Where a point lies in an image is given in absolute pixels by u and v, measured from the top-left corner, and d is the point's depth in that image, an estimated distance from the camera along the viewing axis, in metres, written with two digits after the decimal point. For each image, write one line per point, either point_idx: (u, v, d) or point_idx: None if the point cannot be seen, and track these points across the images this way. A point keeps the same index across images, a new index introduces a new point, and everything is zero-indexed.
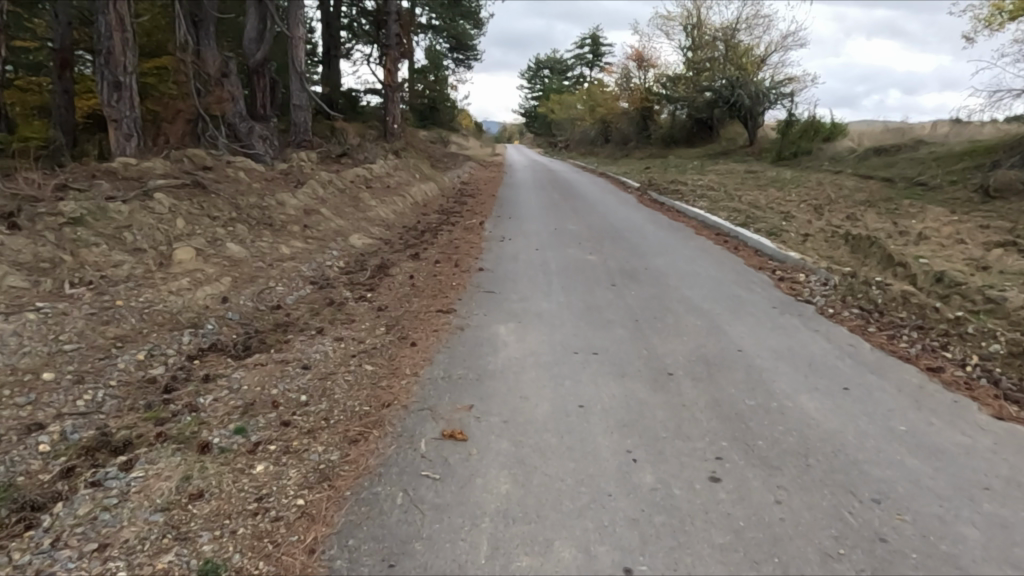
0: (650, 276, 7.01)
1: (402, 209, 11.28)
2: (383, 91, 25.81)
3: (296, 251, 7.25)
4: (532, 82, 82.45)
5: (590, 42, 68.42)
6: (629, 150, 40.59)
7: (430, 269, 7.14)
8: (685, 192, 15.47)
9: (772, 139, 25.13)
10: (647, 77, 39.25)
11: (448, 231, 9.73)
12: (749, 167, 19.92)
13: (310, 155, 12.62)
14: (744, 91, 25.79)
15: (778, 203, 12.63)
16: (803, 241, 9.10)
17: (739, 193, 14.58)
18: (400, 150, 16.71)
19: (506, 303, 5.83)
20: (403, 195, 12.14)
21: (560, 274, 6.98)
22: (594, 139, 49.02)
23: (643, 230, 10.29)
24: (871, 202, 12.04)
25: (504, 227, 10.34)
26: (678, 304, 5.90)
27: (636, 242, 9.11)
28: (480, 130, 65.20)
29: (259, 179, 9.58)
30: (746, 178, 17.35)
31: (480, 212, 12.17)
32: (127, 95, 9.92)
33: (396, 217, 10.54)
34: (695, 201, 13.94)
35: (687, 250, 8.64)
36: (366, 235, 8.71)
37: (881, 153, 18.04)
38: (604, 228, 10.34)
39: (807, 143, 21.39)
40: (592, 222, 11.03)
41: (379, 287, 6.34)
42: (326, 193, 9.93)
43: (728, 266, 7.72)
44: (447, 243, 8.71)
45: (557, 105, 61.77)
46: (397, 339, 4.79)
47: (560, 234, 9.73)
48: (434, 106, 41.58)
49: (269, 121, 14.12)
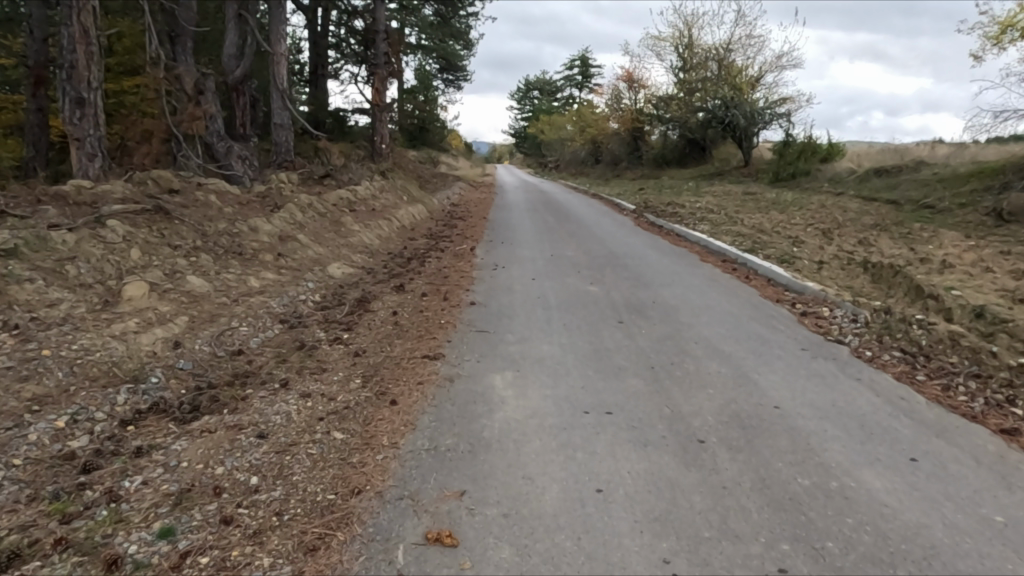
0: (659, 311, 6.33)
1: (387, 234, 10.60)
2: (371, 111, 25.24)
3: (267, 283, 6.53)
4: (521, 103, 82.52)
5: (580, 63, 68.57)
6: (620, 170, 40.23)
7: (415, 303, 6.43)
8: (683, 214, 14.90)
9: (767, 160, 24.74)
10: (638, 98, 38.97)
11: (436, 259, 9.03)
12: (746, 188, 19.39)
13: (291, 176, 11.94)
14: (739, 112, 25.38)
15: (783, 227, 12.06)
16: (818, 269, 8.47)
17: (740, 216, 14.01)
18: (387, 171, 16.06)
19: (501, 345, 5.12)
20: (389, 219, 11.46)
21: (560, 309, 6.29)
22: (584, 160, 48.67)
23: (644, 257, 9.63)
24: (881, 226, 11.48)
25: (496, 254, 9.66)
26: (695, 346, 5.22)
27: (639, 271, 8.45)
28: (469, 151, 64.93)
29: (232, 203, 8.87)
30: (745, 200, 16.83)
31: (470, 236, 11.50)
32: (90, 112, 9.16)
33: (381, 243, 9.84)
34: (695, 224, 13.36)
35: (694, 280, 7.99)
36: (347, 263, 8.00)
37: (881, 174, 17.59)
38: (604, 255, 9.68)
39: (804, 164, 20.95)
40: (589, 248, 10.38)
41: (357, 326, 5.63)
42: (305, 217, 9.23)
43: (741, 298, 7.06)
44: (436, 272, 8.01)
45: (546, 126, 61.57)
46: (375, 395, 4.06)
47: (557, 262, 9.06)
48: (423, 127, 41.15)
49: (248, 141, 13.44)
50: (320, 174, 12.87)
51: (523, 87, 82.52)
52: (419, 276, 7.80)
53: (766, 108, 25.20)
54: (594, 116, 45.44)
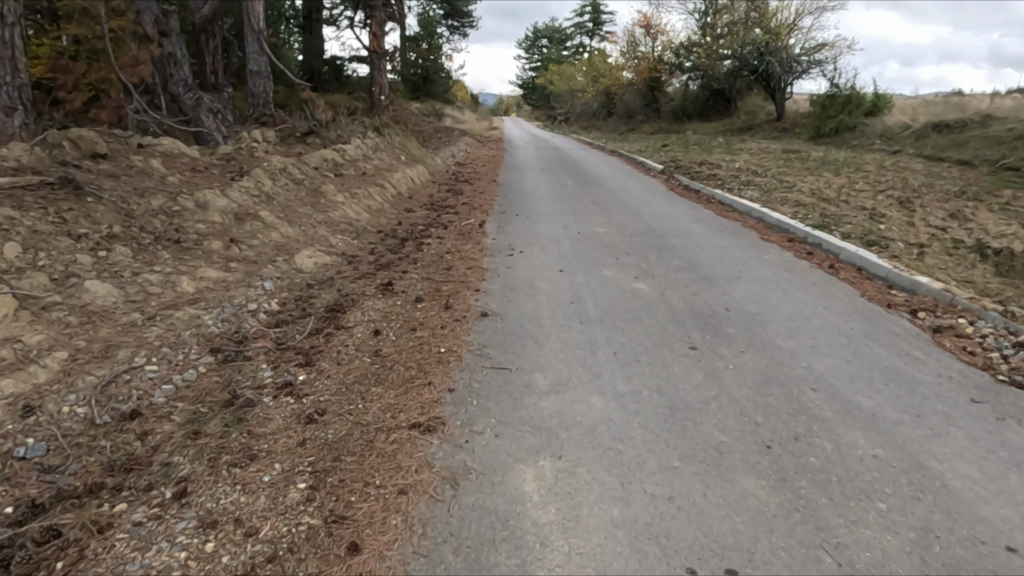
0: (740, 327, 4.62)
1: (380, 204, 8.85)
2: (369, 58, 23.10)
3: (206, 286, 4.84)
4: (529, 53, 79.12)
5: (591, 10, 65.18)
6: (636, 124, 37.91)
7: (406, 314, 4.72)
8: (722, 176, 13.02)
9: (802, 113, 22.58)
10: (657, 45, 36.25)
11: (438, 239, 7.29)
12: (785, 146, 17.36)
13: (267, 134, 10.12)
14: (775, 59, 22.97)
15: (848, 193, 10.23)
16: (919, 254, 6.73)
17: (790, 179, 12.14)
18: (384, 126, 14.16)
19: (529, 399, 3.43)
20: (384, 184, 9.68)
21: (604, 325, 4.58)
22: (597, 113, 46.11)
23: (692, 235, 7.88)
24: (968, 195, 9.65)
25: (511, 231, 7.92)
26: (814, 398, 3.54)
27: (692, 257, 6.71)
28: (475, 103, 62.26)
29: (182, 169, 7.11)
30: (788, 159, 14.90)
31: (478, 206, 9.74)
32: (7, 54, 6.56)
33: (372, 217, 8.10)
34: (740, 189, 11.53)
35: (767, 271, 6.26)
36: (323, 249, 6.28)
37: (942, 130, 15.57)
38: (641, 232, 7.93)
39: (849, 118, 18.82)
40: (622, 221, 8.62)
41: (321, 359, 3.94)
42: (274, 188, 7.47)
43: (839, 302, 5.34)
44: (435, 261, 6.28)
45: (556, 76, 58.66)
46: (323, 527, 2.40)
47: (588, 243, 7.33)
48: (427, 77, 38.76)
49: (220, 91, 11.55)
50: (304, 132, 11.06)
51: (531, 34, 78.77)
52: (415, 266, 6.07)
53: (804, 56, 22.78)
54: (608, 65, 42.67)
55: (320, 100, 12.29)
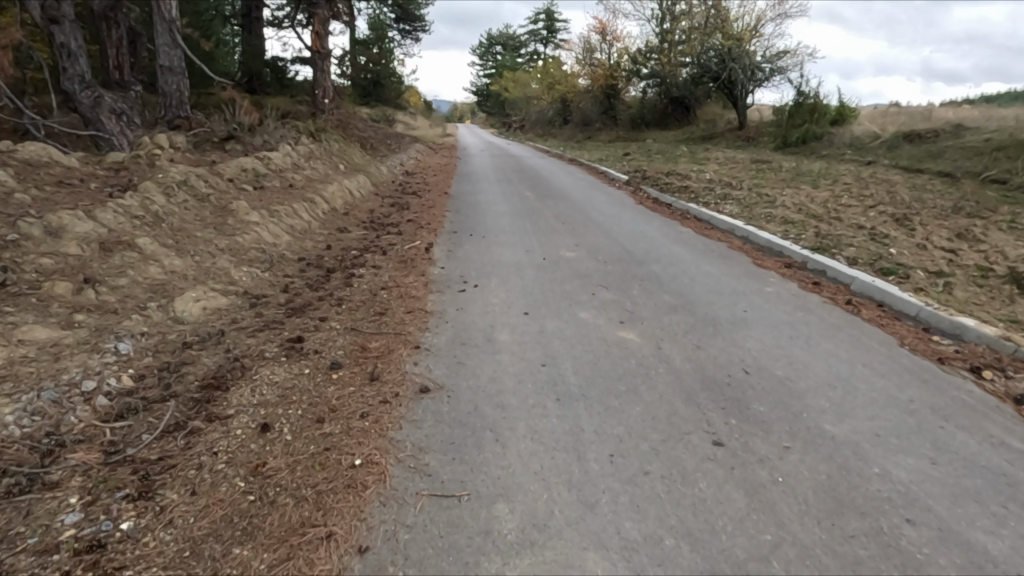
0: (769, 402, 3.44)
1: (308, 222, 7.45)
2: (311, 59, 21.50)
3: (26, 352, 3.32)
4: (483, 59, 78.10)
5: (545, 17, 64.53)
6: (592, 132, 37.10)
7: (313, 392, 3.38)
8: (694, 188, 12.01)
9: (764, 122, 21.93)
10: (613, 52, 35.49)
11: (373, 269, 5.96)
12: (753, 156, 16.53)
13: (175, 139, 8.59)
14: (738, 66, 22.16)
15: (837, 209, 9.28)
16: (945, 285, 5.71)
17: (769, 191, 11.17)
18: (321, 131, 12.70)
19: (488, 565, 2.14)
20: (315, 198, 8.26)
21: (589, 403, 3.34)
22: (553, 120, 45.19)
23: (676, 260, 6.76)
24: (968, 211, 8.78)
25: (464, 257, 6.66)
26: (917, 541, 2.35)
27: (682, 291, 5.57)
28: (428, 109, 60.77)
29: (43, 182, 5.58)
30: (760, 170, 14.01)
31: (426, 224, 8.42)
32: None
33: (296, 241, 6.70)
34: (716, 203, 10.50)
35: (776, 309, 5.15)
36: (219, 288, 4.88)
37: (914, 140, 14.94)
38: (618, 257, 6.77)
39: (816, 127, 18.15)
40: (593, 242, 7.45)
41: (167, 484, 2.57)
42: (167, 206, 6.01)
43: (879, 355, 4.23)
44: (366, 301, 4.95)
45: (511, 83, 57.65)
46: None
47: (557, 272, 6.11)
48: (377, 81, 37.18)
49: (125, 89, 9.94)
50: (222, 137, 9.55)
51: (485, 40, 77.65)
52: (338, 309, 4.72)
53: (766, 63, 22.14)
54: (564, 71, 41.79)
55: (245, 101, 10.78)
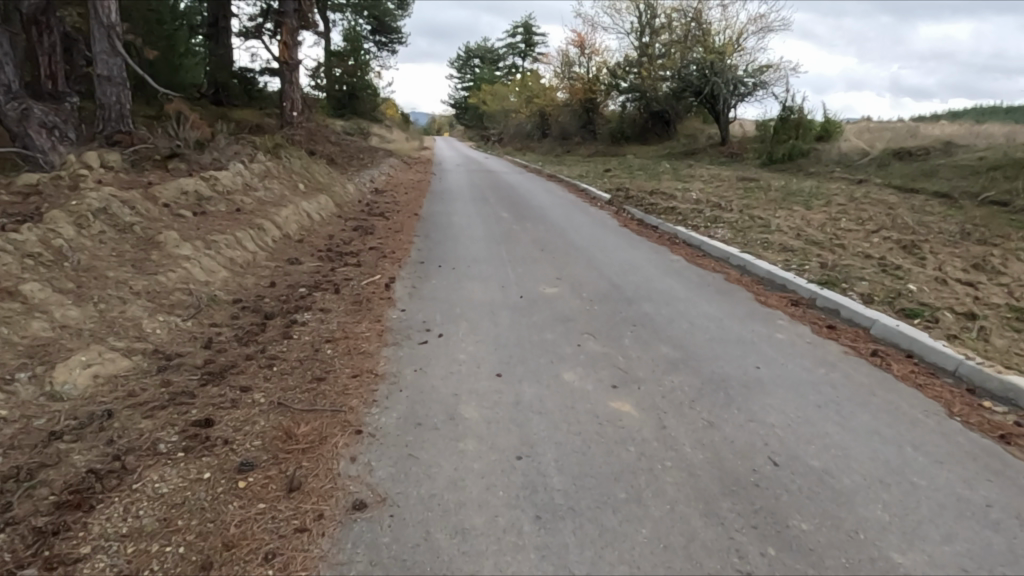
0: (813, 517, 2.63)
1: (253, 253, 6.56)
2: (279, 70, 20.57)
3: None
4: (461, 72, 77.62)
5: (523, 31, 64.19)
6: (571, 146, 36.53)
7: (209, 513, 2.51)
8: (681, 208, 11.31)
9: (747, 137, 21.43)
10: (592, 65, 34.97)
11: (321, 313, 5.10)
12: (739, 173, 15.92)
13: (108, 157, 7.66)
14: (721, 80, 21.58)
15: (838, 234, 8.61)
16: (979, 331, 5.00)
17: (761, 213, 10.50)
18: (282, 146, 11.79)
19: None
20: (264, 224, 7.37)
21: (578, 524, 2.52)
22: (531, 134, 44.60)
23: (670, 297, 5.99)
24: (978, 238, 8.15)
25: (432, 295, 5.83)
26: None
27: (682, 340, 4.79)
28: (405, 121, 59.94)
29: None
30: (749, 188, 13.37)
31: (390, 252, 7.58)
32: None
33: (234, 278, 5.80)
34: (707, 225, 9.79)
35: (793, 365, 4.38)
36: (122, 346, 3.98)
37: (905, 158, 14.43)
38: (605, 294, 5.98)
39: (801, 143, 17.62)
40: (577, 276, 6.66)
41: None
42: (75, 240, 5.09)
43: (928, 431, 3.46)
44: (305, 360, 4.10)
45: (489, 96, 57.05)
46: None
47: (536, 315, 5.31)
48: (352, 93, 36.31)
49: (60, 101, 8.97)
50: (165, 155, 8.61)
51: (463, 53, 77.12)
52: (267, 374, 3.85)
53: (748, 77, 21.66)
54: (542, 85, 41.23)
55: (195, 115, 9.86)
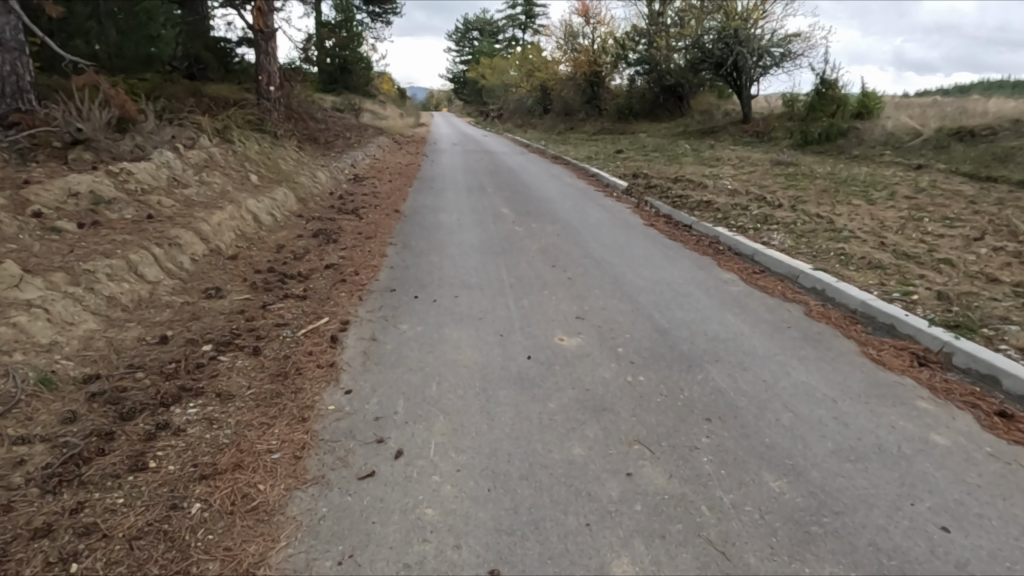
0: None
1: (152, 284, 4.68)
2: (255, 39, 18.44)
3: None
4: (460, 46, 74.99)
5: (524, 2, 61.53)
6: (576, 123, 34.38)
7: None
8: (717, 202, 9.40)
9: (772, 114, 19.36)
10: (598, 37, 32.59)
11: (217, 402, 3.26)
12: (773, 157, 13.93)
13: None
14: (747, 51, 19.27)
15: (932, 243, 6.71)
16: None
17: (818, 209, 8.58)
18: (236, 128, 9.82)
19: None
20: (182, 237, 5.49)
21: None
22: (533, 109, 42.40)
23: (742, 356, 4.14)
24: None
25: (398, 354, 3.96)
26: None
27: (793, 459, 2.95)
28: (401, 97, 57.63)
29: None
30: (791, 175, 11.42)
31: (352, 273, 5.71)
32: None
33: (106, 332, 3.92)
34: (756, 226, 7.88)
35: (1004, 522, 2.54)
36: None
37: (968, 140, 12.42)
38: (650, 352, 4.13)
39: (840, 121, 15.57)
40: (604, 315, 4.81)
41: None
42: None
43: None
44: (146, 538, 2.26)
45: (488, 70, 54.60)
46: None
47: (554, 397, 3.46)
48: (343, 67, 34.18)
49: None
50: (65, 142, 6.68)
51: (461, 24, 74.29)
52: None
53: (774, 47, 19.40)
54: (543, 57, 38.83)
55: (117, 89, 7.89)
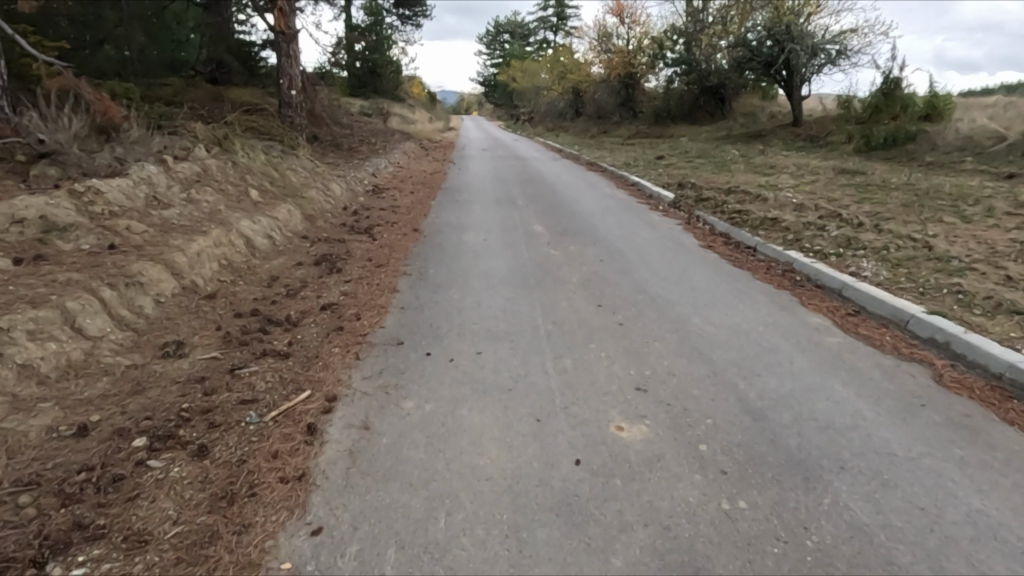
0: None
1: (91, 341, 3.67)
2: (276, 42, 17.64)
3: None
4: (491, 49, 74.21)
5: (555, 4, 60.46)
6: (609, 126, 33.11)
7: None
8: (782, 219, 8.15)
9: (826, 117, 17.88)
10: (633, 37, 31.23)
11: (118, 557, 2.19)
12: (834, 164, 12.56)
13: None
14: (800, 48, 17.76)
15: None
16: None
17: (909, 230, 7.27)
18: (241, 136, 8.89)
19: None
20: (146, 273, 4.49)
21: None
22: (565, 112, 41.12)
23: (878, 462, 2.94)
24: None
25: (397, 457, 2.86)
26: None
27: None
28: (432, 101, 57.02)
29: None
30: (862, 186, 10.08)
31: (354, 318, 4.64)
32: None
33: (3, 420, 2.89)
34: (837, 251, 6.63)
35: None
36: None
37: None
38: (746, 454, 2.97)
39: (907, 123, 14.07)
40: (673, 385, 3.65)
41: None
42: None
43: None
44: None
45: (519, 73, 53.61)
46: None
47: (619, 545, 2.33)
48: (372, 70, 33.51)
49: None
50: (29, 155, 5.76)
51: (492, 26, 73.33)
52: None
53: (829, 44, 17.84)
54: (576, 59, 37.60)
55: (101, 96, 6.95)
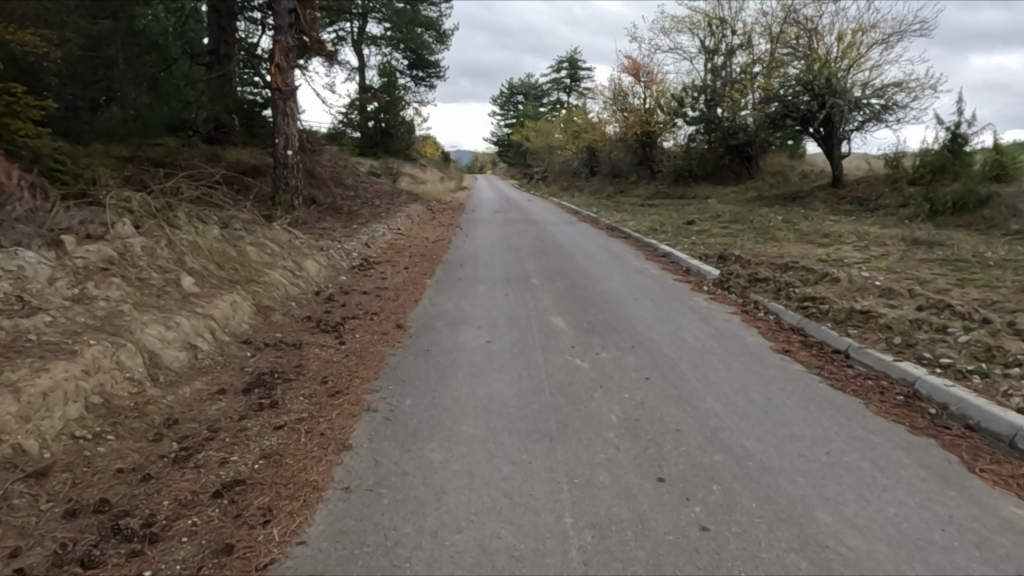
0: None
1: None
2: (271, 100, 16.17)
3: None
4: (504, 109, 74.36)
5: (568, 66, 60.43)
6: (626, 186, 31.72)
7: None
8: (874, 310, 6.30)
9: (872, 177, 16.22)
10: (650, 95, 30.09)
11: None
12: (901, 233, 10.76)
13: None
14: (842, 103, 16.32)
15: None
16: None
17: None
18: (193, 208, 7.24)
19: None
20: None
21: None
22: (580, 171, 39.92)
23: None
24: None
25: None
26: None
27: None
28: (445, 160, 56.43)
29: None
30: (954, 264, 8.24)
31: (261, 520, 2.81)
32: None
33: None
34: (979, 367, 4.76)
35: None
36: None
37: None
38: None
39: (977, 185, 12.30)
40: None
41: None
42: None
43: None
44: None
45: (532, 133, 52.99)
46: None
47: None
48: (382, 131, 32.59)
49: None
50: None
51: (506, 88, 73.65)
52: None
53: (872, 100, 16.46)
54: (590, 118, 36.58)
55: None
